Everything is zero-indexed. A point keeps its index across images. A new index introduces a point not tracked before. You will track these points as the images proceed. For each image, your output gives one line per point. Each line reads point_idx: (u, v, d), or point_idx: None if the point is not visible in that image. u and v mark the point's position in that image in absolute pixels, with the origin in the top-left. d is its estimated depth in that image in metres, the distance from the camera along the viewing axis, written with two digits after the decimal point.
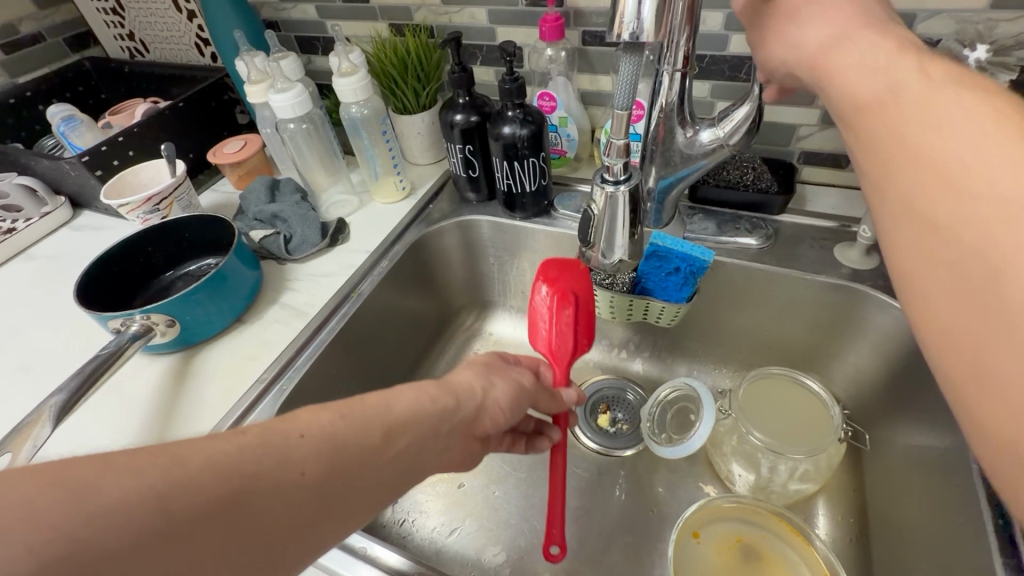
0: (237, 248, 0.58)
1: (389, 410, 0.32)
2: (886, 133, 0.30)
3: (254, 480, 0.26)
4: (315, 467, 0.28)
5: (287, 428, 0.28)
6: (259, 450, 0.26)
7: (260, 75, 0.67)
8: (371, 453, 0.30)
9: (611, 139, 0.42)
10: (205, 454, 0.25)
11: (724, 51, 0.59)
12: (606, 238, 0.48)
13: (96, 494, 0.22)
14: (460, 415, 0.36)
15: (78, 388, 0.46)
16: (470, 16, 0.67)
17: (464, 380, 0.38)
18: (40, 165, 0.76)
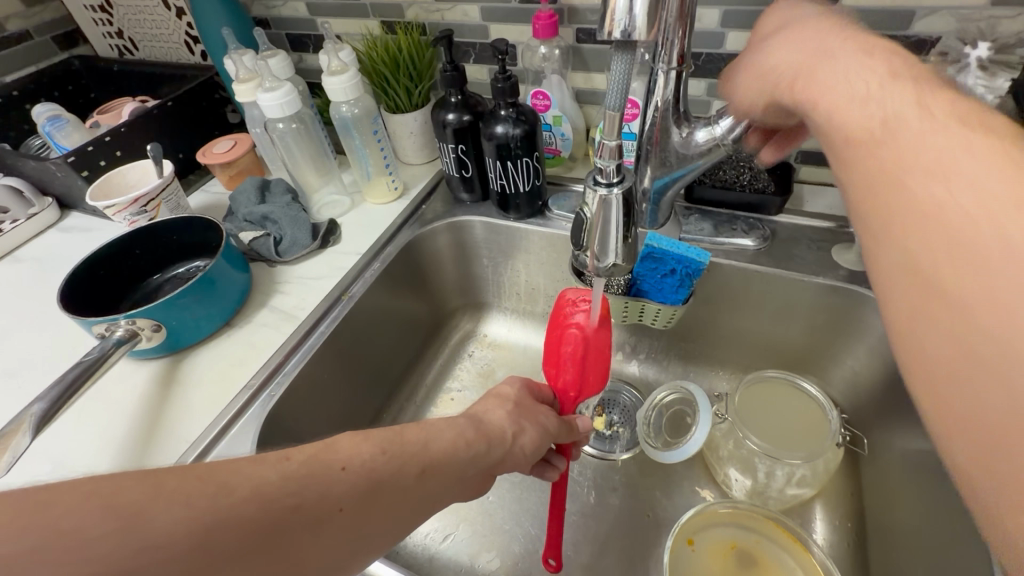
0: (225, 250, 0.57)
1: (427, 450, 0.33)
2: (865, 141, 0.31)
3: (294, 514, 0.26)
4: (351, 502, 0.28)
5: (330, 459, 0.28)
6: (305, 480, 0.27)
7: (248, 74, 0.66)
8: (405, 491, 0.31)
9: (604, 140, 0.39)
10: (252, 484, 0.25)
11: (721, 49, 0.58)
12: (600, 243, 0.45)
13: (148, 518, 0.22)
14: (489, 459, 0.37)
15: (59, 397, 0.45)
16: (462, 13, 0.66)
17: (497, 423, 0.39)
18: (27, 166, 0.75)
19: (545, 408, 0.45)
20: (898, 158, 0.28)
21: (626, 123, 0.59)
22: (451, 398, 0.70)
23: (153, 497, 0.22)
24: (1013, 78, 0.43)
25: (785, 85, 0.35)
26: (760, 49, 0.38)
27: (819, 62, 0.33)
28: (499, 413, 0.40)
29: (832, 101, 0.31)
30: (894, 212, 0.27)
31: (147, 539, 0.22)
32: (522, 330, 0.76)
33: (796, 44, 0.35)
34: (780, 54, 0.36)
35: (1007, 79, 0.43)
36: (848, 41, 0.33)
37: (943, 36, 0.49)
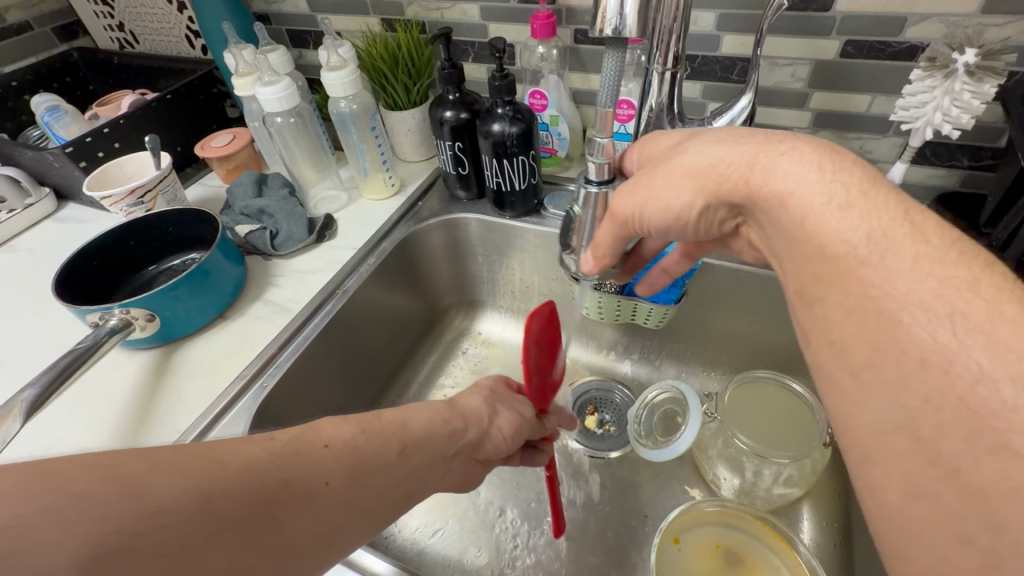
0: (221, 242, 0.57)
1: (404, 428, 0.35)
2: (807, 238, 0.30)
3: (285, 487, 0.27)
4: (338, 478, 0.30)
5: (313, 440, 0.31)
6: (289, 457, 0.29)
7: (248, 68, 0.66)
8: (387, 467, 0.33)
9: (595, 137, 0.39)
10: (244, 459, 0.27)
11: (716, 52, 0.58)
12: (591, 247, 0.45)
13: (151, 488, 0.23)
14: (467, 438, 0.39)
15: (50, 383, 0.45)
16: (461, 12, 0.67)
17: (474, 405, 0.42)
18: (25, 156, 0.75)
19: (517, 395, 0.47)
20: (857, 281, 0.27)
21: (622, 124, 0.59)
22: (444, 394, 0.71)
23: (150, 472, 0.24)
24: (1000, 84, 0.44)
25: (725, 186, 0.34)
26: (691, 145, 0.36)
27: (768, 159, 0.32)
28: (475, 397, 0.43)
29: (790, 205, 0.30)
30: (851, 337, 0.26)
31: (153, 506, 0.23)
32: (516, 328, 0.76)
33: (734, 143, 0.34)
34: (707, 158, 0.34)
35: (993, 85, 0.44)
36: (773, 139, 0.33)
37: (932, 42, 0.49)
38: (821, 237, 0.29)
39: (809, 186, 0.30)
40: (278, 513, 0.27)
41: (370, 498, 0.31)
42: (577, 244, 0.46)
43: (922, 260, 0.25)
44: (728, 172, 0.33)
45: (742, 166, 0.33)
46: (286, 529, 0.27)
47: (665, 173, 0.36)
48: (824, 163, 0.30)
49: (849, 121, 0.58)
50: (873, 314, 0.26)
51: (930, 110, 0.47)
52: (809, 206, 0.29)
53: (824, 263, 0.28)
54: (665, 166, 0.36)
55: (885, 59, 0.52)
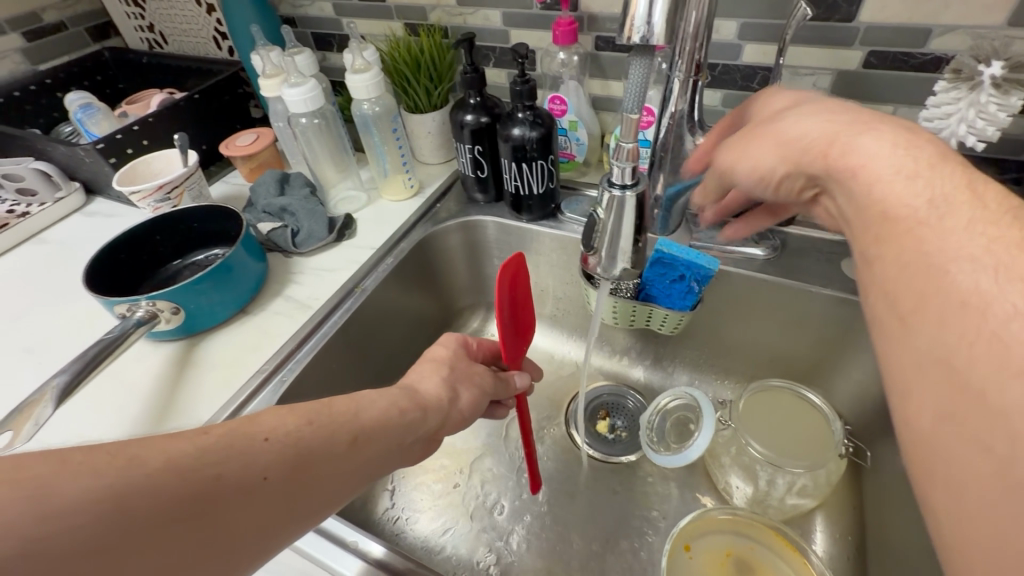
0: (245, 239, 0.58)
1: (356, 418, 0.35)
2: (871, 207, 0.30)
3: (217, 483, 0.27)
4: (278, 471, 0.30)
5: (252, 431, 0.30)
6: (223, 451, 0.28)
7: (275, 69, 0.68)
8: (336, 457, 0.33)
9: (620, 143, 0.39)
10: (165, 456, 0.26)
11: (737, 60, 0.59)
12: (608, 252, 0.46)
13: (54, 491, 0.23)
14: (427, 427, 0.39)
15: (81, 371, 0.46)
16: (484, 18, 0.68)
17: (432, 392, 0.41)
18: (57, 151, 0.78)
19: (475, 366, 0.47)
20: (911, 237, 0.27)
21: (642, 130, 0.59)
22: None
23: (55, 474, 0.23)
24: None
25: (803, 155, 0.35)
26: (786, 116, 0.37)
27: (850, 136, 0.32)
28: (433, 380, 0.43)
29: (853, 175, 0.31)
30: (898, 289, 0.27)
31: (65, 510, 0.22)
32: None
33: (833, 115, 0.35)
34: (794, 126, 0.36)
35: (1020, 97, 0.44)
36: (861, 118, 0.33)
37: (958, 53, 0.49)
38: (885, 205, 0.29)
39: (881, 159, 0.30)
40: (214, 508, 0.27)
41: (314, 486, 0.31)
42: (598, 248, 0.46)
43: (978, 222, 0.26)
44: (812, 141, 0.34)
45: (822, 141, 0.33)
46: (220, 525, 0.27)
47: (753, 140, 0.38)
48: (887, 146, 0.31)
49: None
50: (921, 268, 0.26)
51: (954, 121, 0.47)
52: (875, 178, 0.30)
53: (876, 240, 0.29)
54: (754, 134, 0.38)
55: (908, 70, 0.52)
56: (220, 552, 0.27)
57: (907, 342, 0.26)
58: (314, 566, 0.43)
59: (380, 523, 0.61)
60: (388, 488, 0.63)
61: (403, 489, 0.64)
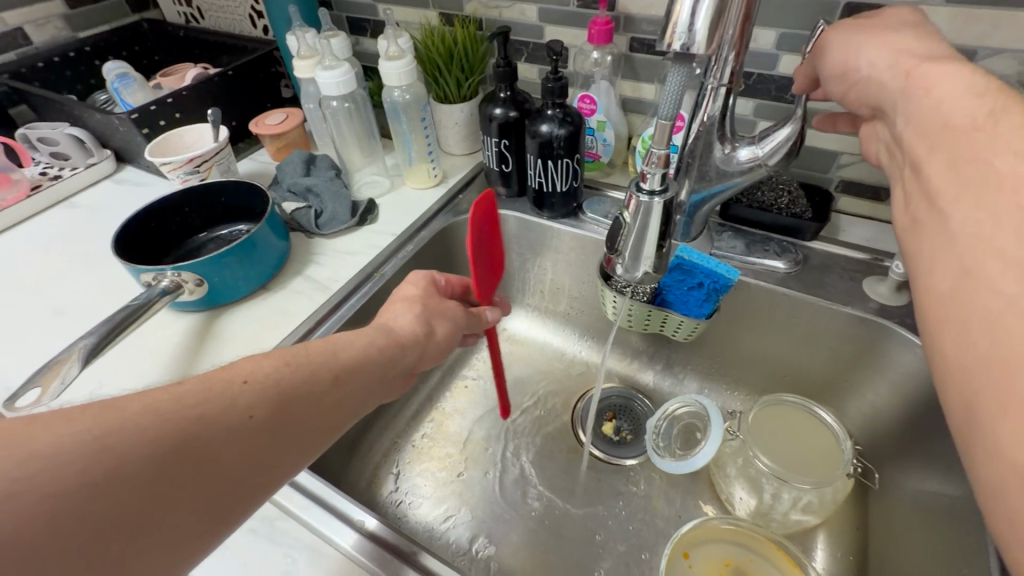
0: (270, 217, 0.59)
1: (336, 356, 0.35)
2: (931, 117, 0.32)
3: (199, 423, 0.28)
4: (262, 410, 0.31)
5: (229, 376, 0.31)
6: (201, 397, 0.29)
7: (309, 51, 0.68)
8: (319, 395, 0.34)
9: (652, 148, 0.40)
10: (143, 403, 0.27)
11: (773, 71, 0.58)
12: (632, 254, 0.46)
13: (29, 439, 0.24)
14: (408, 360, 0.40)
15: (107, 334, 0.47)
16: (520, 12, 0.68)
17: (407, 326, 0.41)
18: (91, 118, 0.79)
19: (446, 302, 0.46)
20: (964, 140, 0.30)
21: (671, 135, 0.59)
22: (465, 385, 0.74)
23: (27, 428, 0.24)
24: None
25: (890, 74, 0.36)
26: (879, 33, 0.38)
27: (932, 63, 0.34)
28: (407, 316, 0.42)
29: (932, 97, 0.32)
30: (944, 183, 0.30)
31: (43, 452, 0.24)
32: (543, 327, 0.78)
33: (922, 41, 0.37)
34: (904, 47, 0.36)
35: None
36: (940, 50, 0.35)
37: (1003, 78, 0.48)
38: (952, 118, 0.31)
39: (959, 80, 0.32)
40: (199, 449, 0.28)
41: (298, 423, 0.32)
42: (621, 250, 0.46)
43: None
44: (895, 63, 0.36)
45: (911, 61, 0.35)
46: (206, 462, 0.28)
47: (849, 61, 0.40)
48: (982, 83, 0.31)
49: None
50: (969, 163, 0.29)
51: None
52: (948, 94, 0.32)
53: (944, 174, 0.30)
54: (865, 41, 0.38)
55: None
56: (214, 494, 0.28)
57: (957, 313, 0.27)
58: (322, 542, 0.43)
59: (383, 505, 0.62)
60: (393, 472, 0.65)
61: (407, 473, 0.65)
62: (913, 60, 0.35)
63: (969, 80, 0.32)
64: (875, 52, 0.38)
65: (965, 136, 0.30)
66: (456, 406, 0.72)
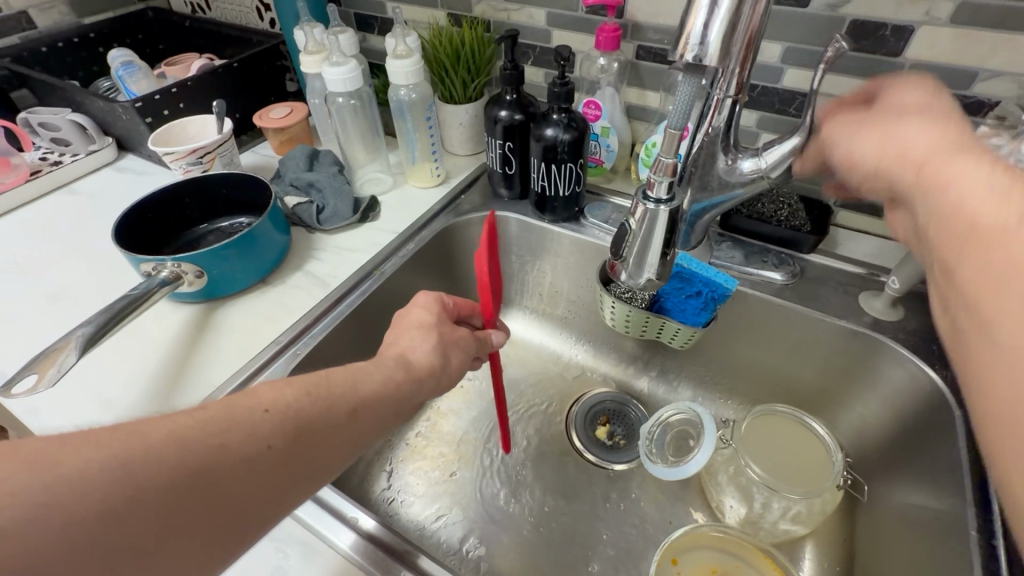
0: (272, 212, 0.59)
1: (356, 390, 0.36)
2: (954, 215, 0.31)
3: (219, 451, 0.29)
4: (280, 440, 0.31)
5: (253, 403, 0.31)
6: (223, 423, 0.30)
7: (317, 46, 0.68)
8: (335, 428, 0.34)
9: (660, 157, 0.40)
10: (169, 428, 0.28)
11: (777, 84, 0.59)
12: (636, 262, 0.46)
13: (60, 462, 0.25)
14: (423, 394, 0.40)
15: (105, 323, 0.47)
16: (528, 16, 0.68)
17: (423, 360, 0.41)
18: (94, 105, 0.79)
19: (458, 329, 0.45)
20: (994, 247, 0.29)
21: None
22: (460, 385, 0.74)
23: (58, 451, 0.25)
24: None
25: (906, 162, 0.36)
26: (891, 121, 0.38)
27: (944, 158, 0.33)
28: (424, 347, 0.41)
29: (951, 190, 0.32)
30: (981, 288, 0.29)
31: (71, 471, 0.25)
32: (540, 329, 0.78)
33: (940, 125, 0.36)
34: (922, 133, 0.36)
35: None
36: (961, 136, 0.34)
37: (1002, 101, 0.49)
38: (981, 219, 0.30)
39: (978, 178, 0.31)
40: (216, 478, 0.29)
41: (314, 452, 0.33)
42: (625, 257, 0.47)
43: None
44: (908, 156, 0.36)
45: (921, 156, 0.35)
46: (221, 492, 0.29)
47: (863, 144, 0.39)
48: (1006, 184, 0.30)
49: None
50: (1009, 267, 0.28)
51: None
52: (965, 191, 0.31)
53: (977, 277, 0.29)
54: (875, 133, 0.39)
55: None
56: (225, 525, 0.29)
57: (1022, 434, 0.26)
58: (314, 538, 0.43)
59: (375, 503, 0.62)
60: (386, 470, 0.65)
61: (399, 471, 0.65)
62: (928, 151, 0.34)
63: (992, 175, 0.31)
64: (887, 143, 0.37)
65: (998, 240, 0.29)
66: (451, 406, 0.72)
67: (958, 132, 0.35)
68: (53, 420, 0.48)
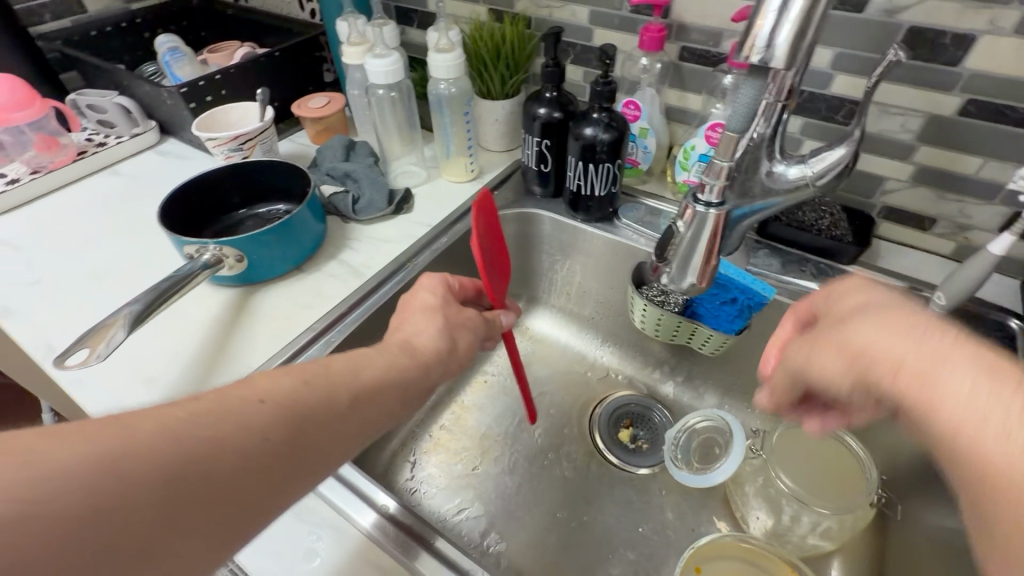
0: (311, 200, 0.60)
1: (355, 378, 0.36)
2: (958, 458, 0.25)
3: (212, 444, 0.29)
4: (276, 432, 0.32)
5: (248, 396, 0.32)
6: (214, 414, 0.30)
7: (359, 38, 0.69)
8: (335, 416, 0.35)
9: (715, 161, 0.48)
10: (158, 421, 0.29)
11: (826, 90, 0.57)
12: (679, 264, 0.54)
13: (53, 456, 0.26)
14: (429, 379, 0.41)
15: (152, 302, 0.48)
16: (570, 13, 0.68)
17: (428, 343, 0.42)
18: (140, 90, 0.81)
19: (466, 313, 0.47)
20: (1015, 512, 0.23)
21: (704, 145, 0.63)
22: (484, 380, 0.75)
23: (47, 445, 0.26)
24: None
25: (874, 372, 0.29)
26: (857, 317, 0.32)
27: (926, 371, 0.27)
28: (430, 331, 0.43)
29: (943, 417, 0.26)
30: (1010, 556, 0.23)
31: (55, 469, 0.25)
32: (566, 329, 0.78)
33: (907, 325, 0.29)
34: (882, 337, 0.29)
35: None
36: (937, 330, 0.28)
37: None
38: (984, 462, 0.24)
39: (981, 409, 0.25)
40: (210, 474, 0.29)
41: (313, 444, 0.33)
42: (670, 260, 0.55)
43: None
44: (881, 366, 0.29)
45: (893, 367, 0.28)
46: (216, 491, 0.29)
47: (814, 349, 0.34)
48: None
49: (952, 182, 0.56)
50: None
51: None
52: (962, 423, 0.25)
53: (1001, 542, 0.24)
54: (844, 330, 0.32)
55: (1006, 124, 0.51)
56: (224, 520, 0.29)
57: None
58: (345, 524, 0.43)
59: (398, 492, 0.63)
60: (410, 460, 0.65)
61: (422, 463, 0.66)
62: (904, 360, 0.28)
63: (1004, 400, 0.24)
64: (849, 351, 0.31)
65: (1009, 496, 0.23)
66: (475, 401, 0.72)
67: (931, 325, 0.29)
68: (99, 395, 0.50)
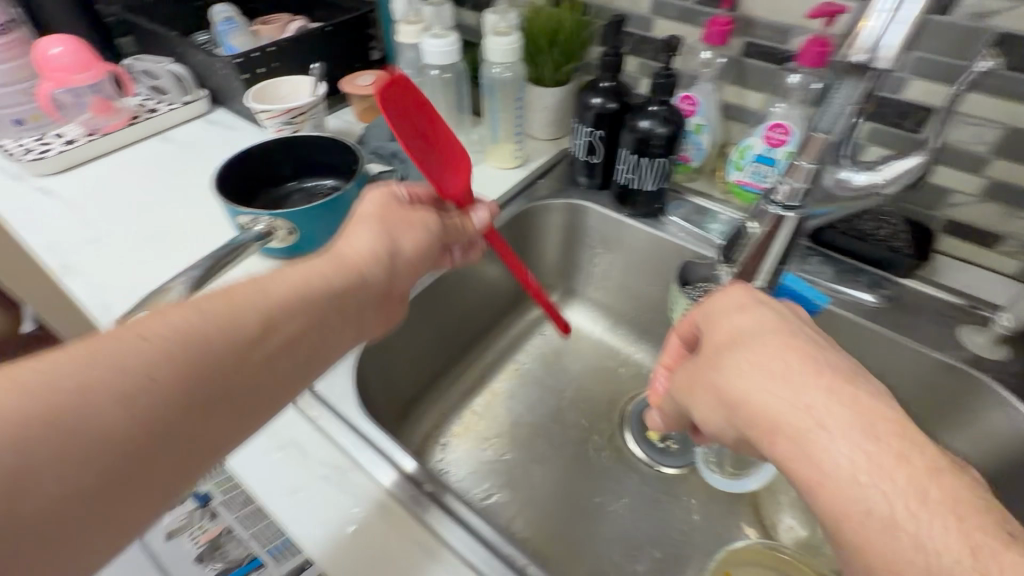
0: (360, 178, 0.61)
1: (264, 300, 0.35)
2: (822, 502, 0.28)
3: (85, 391, 0.28)
4: (174, 369, 0.30)
5: (129, 336, 0.30)
6: (88, 361, 0.28)
7: (416, 16, 0.69)
8: (248, 344, 0.33)
9: (796, 163, 0.48)
10: (23, 378, 0.27)
11: (898, 95, 0.55)
12: (748, 264, 0.53)
13: None
14: (374, 287, 0.41)
15: (208, 269, 0.49)
16: (632, 2, 0.66)
17: (364, 252, 0.41)
18: (194, 58, 0.82)
19: (411, 212, 0.46)
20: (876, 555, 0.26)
21: (757, 145, 0.62)
22: (515, 368, 0.75)
23: None
24: None
25: (752, 425, 0.31)
26: (738, 354, 0.33)
27: (798, 431, 0.29)
28: (367, 239, 0.42)
29: (813, 466, 0.28)
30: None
31: None
32: (600, 323, 0.78)
33: (782, 371, 0.31)
34: (754, 386, 0.31)
35: None
36: (812, 382, 0.30)
37: None
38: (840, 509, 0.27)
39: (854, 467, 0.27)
40: (98, 421, 0.27)
41: (242, 392, 0.34)
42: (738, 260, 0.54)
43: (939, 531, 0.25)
44: (756, 419, 0.31)
45: (766, 420, 0.30)
46: (118, 438, 0.28)
47: (704, 388, 0.35)
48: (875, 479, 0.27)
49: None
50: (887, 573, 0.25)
51: None
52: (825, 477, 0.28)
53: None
54: (722, 375, 0.33)
55: None
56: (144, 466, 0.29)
57: None
58: None
59: None
60: (440, 442, 0.66)
61: (451, 446, 0.66)
62: (771, 414, 0.30)
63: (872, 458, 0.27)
64: (726, 401, 0.33)
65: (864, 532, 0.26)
66: (505, 388, 0.73)
67: (808, 374, 0.31)
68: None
